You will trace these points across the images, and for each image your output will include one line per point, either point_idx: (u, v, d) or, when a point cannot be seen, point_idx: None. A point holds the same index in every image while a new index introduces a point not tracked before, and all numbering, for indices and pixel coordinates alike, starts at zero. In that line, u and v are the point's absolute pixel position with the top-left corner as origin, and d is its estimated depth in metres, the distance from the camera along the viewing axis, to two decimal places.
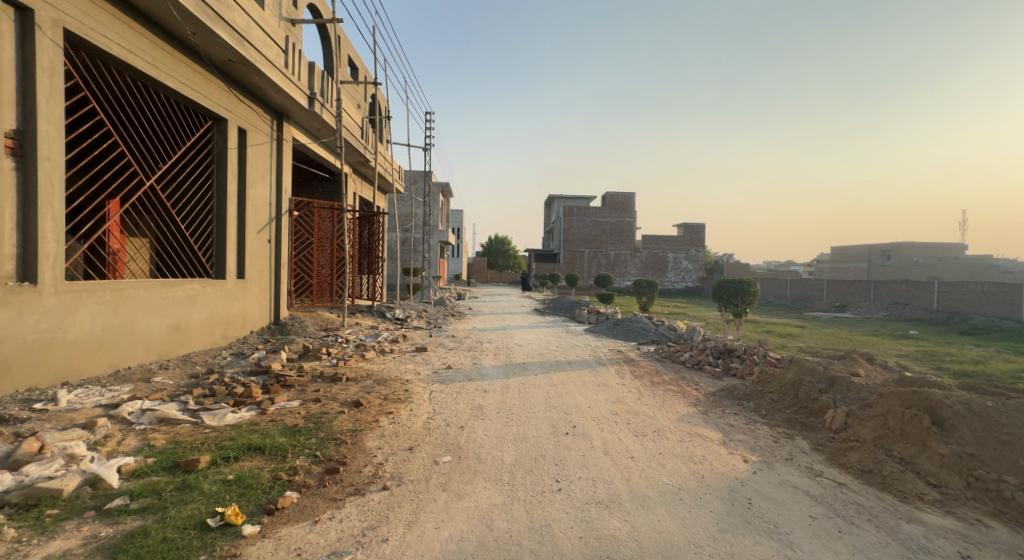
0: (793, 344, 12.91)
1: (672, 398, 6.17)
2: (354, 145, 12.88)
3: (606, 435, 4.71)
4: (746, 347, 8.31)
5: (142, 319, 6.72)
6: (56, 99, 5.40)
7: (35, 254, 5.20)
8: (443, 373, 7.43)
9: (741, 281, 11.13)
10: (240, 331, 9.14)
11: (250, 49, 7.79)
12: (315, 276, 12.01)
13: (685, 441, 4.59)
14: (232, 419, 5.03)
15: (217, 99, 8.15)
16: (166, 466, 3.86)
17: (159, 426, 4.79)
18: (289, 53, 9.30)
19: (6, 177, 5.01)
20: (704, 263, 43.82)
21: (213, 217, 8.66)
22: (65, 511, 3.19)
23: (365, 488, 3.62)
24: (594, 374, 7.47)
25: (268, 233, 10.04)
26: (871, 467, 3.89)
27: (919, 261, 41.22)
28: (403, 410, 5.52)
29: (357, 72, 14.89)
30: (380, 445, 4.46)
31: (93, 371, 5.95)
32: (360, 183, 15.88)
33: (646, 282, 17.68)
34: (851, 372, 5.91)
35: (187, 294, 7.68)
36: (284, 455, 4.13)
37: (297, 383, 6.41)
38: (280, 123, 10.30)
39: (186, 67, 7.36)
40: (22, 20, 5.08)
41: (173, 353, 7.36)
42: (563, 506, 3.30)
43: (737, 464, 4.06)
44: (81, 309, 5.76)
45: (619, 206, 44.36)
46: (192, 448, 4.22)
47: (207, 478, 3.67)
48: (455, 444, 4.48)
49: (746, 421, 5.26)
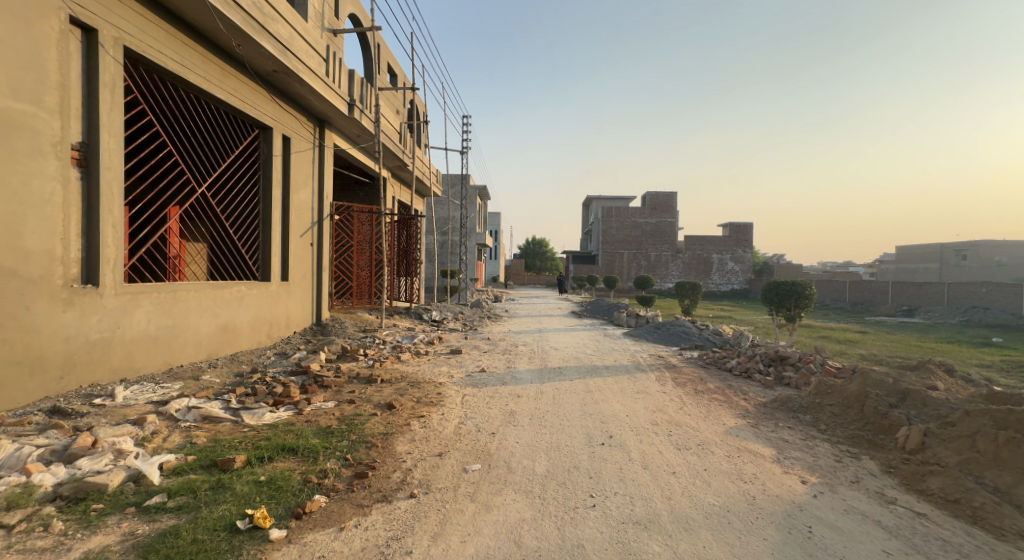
0: (854, 352, 12.08)
1: (718, 408, 5.81)
2: (393, 150, 13.06)
3: (645, 447, 4.45)
4: (801, 354, 7.79)
5: (193, 319, 6.94)
6: (116, 112, 5.63)
7: (97, 259, 5.44)
8: (476, 376, 7.33)
9: (795, 283, 10.49)
10: (284, 331, 9.37)
11: (293, 59, 7.97)
12: (356, 278, 12.21)
13: (732, 456, 4.28)
14: (270, 418, 5.11)
15: (263, 108, 8.37)
16: (204, 464, 3.86)
17: (202, 424, 4.88)
18: (330, 62, 9.49)
19: (72, 188, 5.25)
20: (752, 264, 42.15)
21: (259, 221, 8.90)
22: (109, 506, 3.18)
23: (392, 495, 3.53)
24: (633, 381, 7.16)
25: (310, 237, 10.26)
26: (957, 497, 3.46)
27: (1001, 262, 38.03)
28: (435, 413, 5.45)
29: (396, 79, 15.13)
30: (410, 450, 4.38)
31: (148, 368, 6.18)
32: (399, 187, 16.10)
33: (691, 284, 17.06)
34: (926, 385, 5.37)
35: (235, 296, 7.91)
36: (316, 457, 4.11)
37: (334, 384, 6.47)
38: (323, 130, 10.52)
39: (234, 78, 7.58)
40: (87, 40, 5.33)
41: (221, 352, 7.58)
42: (597, 525, 3.10)
43: (793, 485, 3.72)
44: (138, 310, 5.98)
45: (661, 206, 43.22)
46: (230, 447, 4.24)
47: (241, 478, 3.64)
48: (485, 451, 4.35)
49: (803, 437, 4.87)
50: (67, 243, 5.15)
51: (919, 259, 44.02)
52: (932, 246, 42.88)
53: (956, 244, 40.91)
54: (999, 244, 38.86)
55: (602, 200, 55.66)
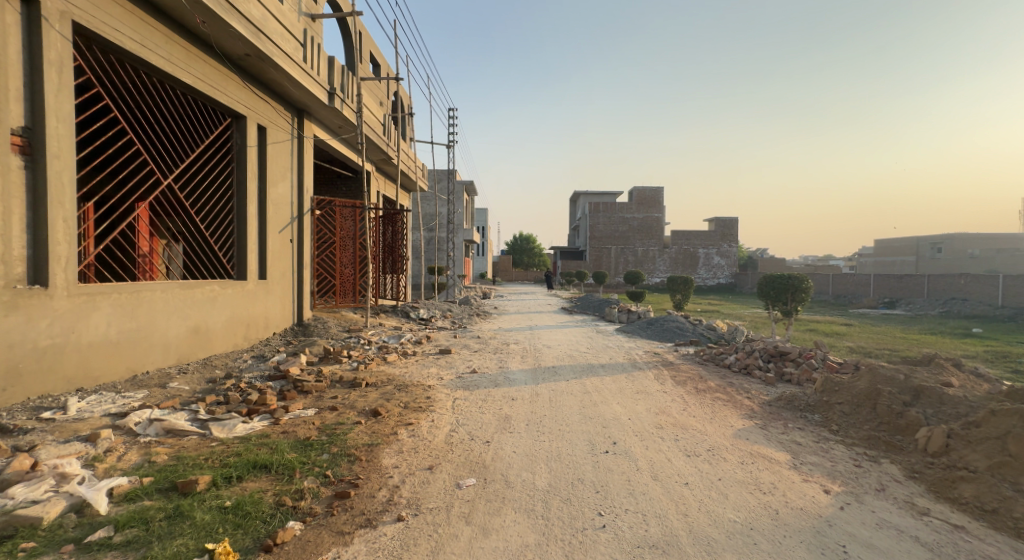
0: (845, 344, 12.01)
1: (723, 409, 5.51)
2: (377, 143, 12.61)
3: (653, 455, 4.12)
4: (801, 349, 7.53)
5: (160, 321, 6.46)
6: (65, 94, 5.15)
7: (46, 256, 4.97)
8: (467, 378, 6.93)
9: (792, 276, 10.28)
10: (262, 332, 8.89)
11: (266, 41, 7.48)
12: (338, 276, 11.73)
13: (746, 463, 3.98)
14: (243, 430, 4.70)
15: (236, 95, 7.86)
16: (163, 488, 3.44)
17: (165, 438, 4.45)
18: (308, 47, 9.00)
19: (14, 177, 4.78)
20: (737, 259, 42.31)
21: (234, 216, 8.40)
22: (42, 545, 2.78)
23: (377, 519, 3.15)
24: (631, 380, 6.84)
25: (289, 233, 9.77)
26: (995, 506, 3.19)
27: (975, 254, 38.77)
28: (424, 421, 5.05)
29: (379, 69, 14.65)
30: (398, 464, 3.99)
31: (109, 376, 5.70)
32: (384, 181, 15.62)
33: (682, 278, 16.82)
34: (940, 381, 5.12)
35: (207, 296, 7.42)
36: (291, 475, 3.71)
37: (315, 389, 6.06)
38: (301, 121, 10.01)
39: (202, 62, 7.07)
40: (28, 12, 4.84)
41: (192, 356, 7.10)
42: (610, 550, 2.75)
43: (816, 495, 3.42)
44: (96, 313, 5.50)
45: (647, 201, 43.23)
46: (195, 465, 3.82)
47: (203, 503, 3.23)
48: (480, 464, 3.98)
49: (817, 439, 4.59)
50: (8, 238, 4.69)
51: (899, 252, 44.65)
52: (911, 239, 43.58)
53: (933, 238, 41.64)
54: (973, 237, 39.67)
55: (588, 197, 55.49)
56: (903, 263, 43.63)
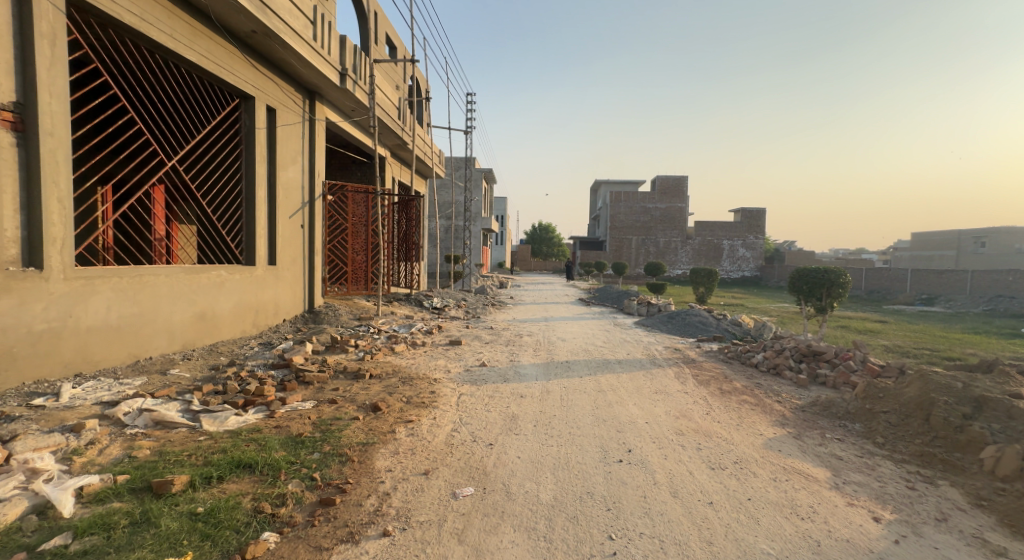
0: (880, 344, 11.33)
1: (751, 414, 5.05)
2: (391, 127, 12.27)
3: (672, 466, 3.73)
4: (838, 350, 6.98)
5: (164, 306, 6.26)
6: (59, 68, 4.91)
7: (40, 238, 4.75)
8: (475, 372, 6.60)
9: (827, 270, 9.65)
10: (272, 319, 8.69)
11: (273, 17, 7.14)
12: (350, 263, 11.47)
13: (779, 480, 3.56)
14: (235, 423, 4.42)
15: (244, 74, 7.56)
16: (136, 488, 3.16)
17: (153, 431, 4.19)
18: (319, 25, 8.65)
19: (6, 156, 4.56)
20: (763, 251, 41.00)
21: (242, 200, 8.14)
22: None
23: (361, 533, 2.83)
24: (650, 379, 6.41)
25: (300, 219, 9.52)
26: None
27: (1020, 249, 36.87)
28: (426, 418, 4.74)
29: (395, 51, 14.30)
30: (392, 467, 3.66)
31: (110, 361, 5.53)
32: (399, 168, 15.31)
33: (707, 271, 16.19)
34: (1003, 390, 4.58)
35: (214, 281, 7.20)
36: (276, 477, 3.40)
37: (316, 380, 5.81)
38: (312, 103, 9.71)
39: (207, 39, 6.77)
40: None
41: (198, 343, 6.92)
42: None
43: (864, 524, 3.03)
44: (94, 297, 5.28)
45: (671, 191, 42.13)
46: (176, 463, 3.53)
47: (174, 509, 2.94)
48: (480, 470, 3.63)
49: (859, 454, 4.15)
50: None
51: (937, 246, 42.74)
52: (950, 233, 41.74)
53: (974, 232, 39.75)
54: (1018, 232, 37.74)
55: (609, 185, 54.56)
56: (941, 259, 41.84)
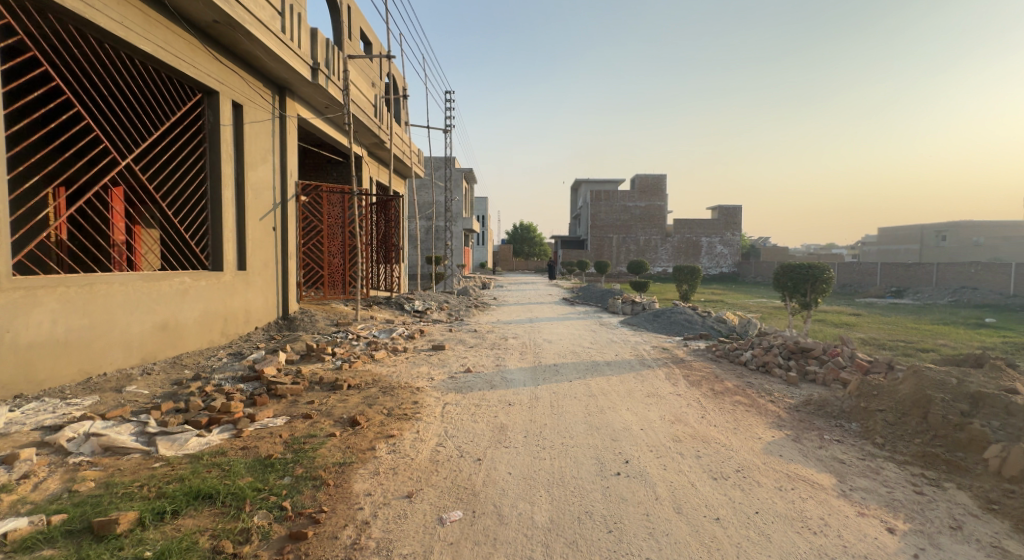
0: (859, 337, 11.37)
1: (747, 417, 4.86)
2: (367, 125, 11.87)
3: (673, 478, 3.50)
4: (826, 346, 6.89)
5: (120, 317, 5.81)
6: None
7: None
8: (460, 379, 6.29)
9: (811, 266, 9.61)
10: (243, 327, 8.25)
11: (236, 6, 6.72)
12: (326, 267, 11.03)
13: (785, 489, 3.36)
14: (196, 446, 4.06)
15: (206, 67, 7.12)
16: (74, 530, 2.78)
17: (100, 458, 3.79)
18: (287, 16, 8.23)
19: None
20: (740, 247, 41.48)
21: (208, 202, 7.67)
22: None
23: None
24: (641, 381, 6.18)
25: (271, 221, 9.07)
26: None
27: (981, 242, 38.09)
28: (409, 432, 4.42)
29: (370, 48, 13.89)
30: (371, 491, 3.34)
31: (57, 379, 5.09)
32: (376, 167, 14.89)
33: (688, 268, 16.12)
34: (998, 385, 4.48)
35: (177, 288, 6.74)
36: (239, 508, 3.06)
37: (289, 393, 5.43)
38: (282, 99, 9.28)
39: (164, 28, 6.32)
40: None
41: (161, 355, 6.47)
42: None
43: (880, 537, 2.84)
44: (37, 309, 4.83)
45: (649, 189, 42.32)
46: (125, 496, 3.16)
47: (117, 554, 2.57)
48: (468, 490, 3.34)
49: (862, 456, 3.99)
50: None
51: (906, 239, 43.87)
52: (916, 227, 42.88)
53: (939, 226, 40.93)
54: (980, 225, 38.95)
55: (589, 184, 54.73)
56: (908, 252, 42.95)
